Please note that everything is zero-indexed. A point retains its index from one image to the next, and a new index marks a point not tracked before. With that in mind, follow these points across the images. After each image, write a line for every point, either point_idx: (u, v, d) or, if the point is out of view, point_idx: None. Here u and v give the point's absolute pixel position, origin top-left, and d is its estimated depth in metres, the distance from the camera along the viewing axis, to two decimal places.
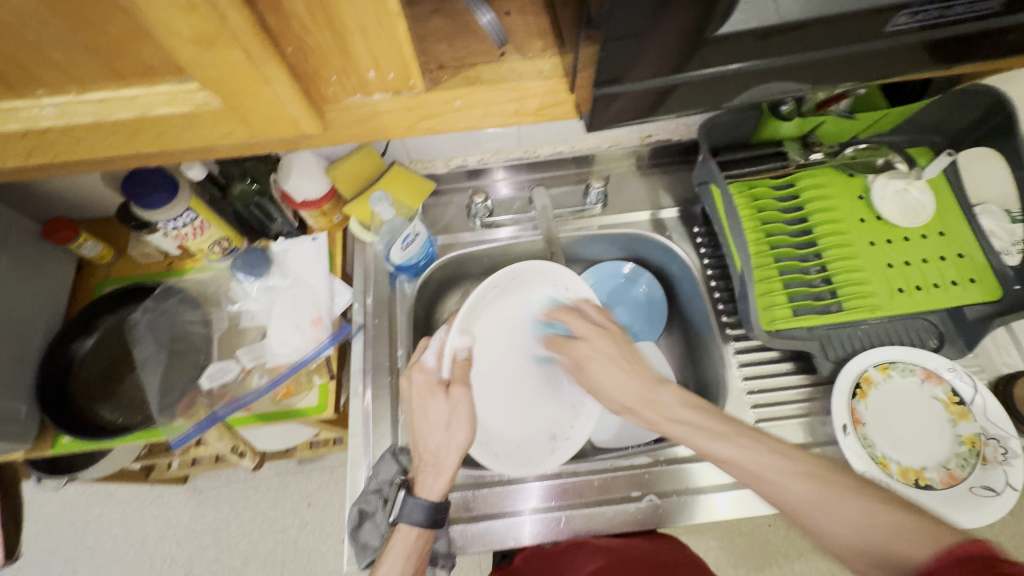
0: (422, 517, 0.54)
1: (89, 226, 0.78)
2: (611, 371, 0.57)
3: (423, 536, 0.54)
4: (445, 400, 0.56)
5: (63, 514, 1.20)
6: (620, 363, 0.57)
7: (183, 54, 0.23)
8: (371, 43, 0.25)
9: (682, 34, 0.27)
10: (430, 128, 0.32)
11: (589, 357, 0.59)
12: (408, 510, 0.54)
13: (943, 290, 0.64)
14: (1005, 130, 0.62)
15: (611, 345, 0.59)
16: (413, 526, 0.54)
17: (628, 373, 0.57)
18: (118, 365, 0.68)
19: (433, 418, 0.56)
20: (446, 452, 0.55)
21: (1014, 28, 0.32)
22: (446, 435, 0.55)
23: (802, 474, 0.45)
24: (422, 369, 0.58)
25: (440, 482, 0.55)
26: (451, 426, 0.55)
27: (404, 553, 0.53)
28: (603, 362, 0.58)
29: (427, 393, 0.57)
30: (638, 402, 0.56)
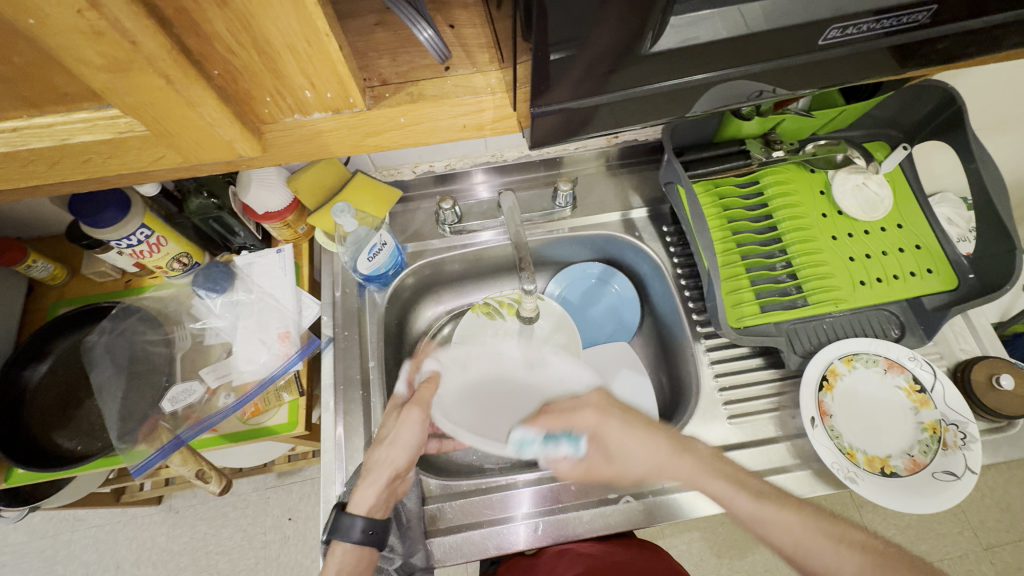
0: (358, 534, 0.51)
1: (40, 245, 0.75)
2: (632, 434, 0.54)
3: (360, 556, 0.52)
4: (396, 420, 0.59)
5: (30, 543, 1.16)
6: (636, 424, 0.55)
7: (99, 82, 0.22)
8: (303, 65, 0.25)
9: (618, 46, 0.27)
10: (377, 145, 0.32)
11: (601, 424, 0.56)
12: (344, 527, 0.51)
13: (903, 281, 0.66)
14: (955, 125, 0.64)
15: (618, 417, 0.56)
16: (346, 544, 0.51)
17: (648, 433, 0.54)
18: (75, 391, 0.65)
19: (385, 434, 0.58)
20: (380, 464, 0.55)
21: (943, 37, 0.33)
22: (395, 450, 0.56)
23: (823, 528, 0.45)
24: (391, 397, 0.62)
25: (370, 494, 0.53)
26: (392, 443, 0.56)
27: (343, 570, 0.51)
28: (621, 430, 0.55)
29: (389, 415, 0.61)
30: (669, 456, 0.52)
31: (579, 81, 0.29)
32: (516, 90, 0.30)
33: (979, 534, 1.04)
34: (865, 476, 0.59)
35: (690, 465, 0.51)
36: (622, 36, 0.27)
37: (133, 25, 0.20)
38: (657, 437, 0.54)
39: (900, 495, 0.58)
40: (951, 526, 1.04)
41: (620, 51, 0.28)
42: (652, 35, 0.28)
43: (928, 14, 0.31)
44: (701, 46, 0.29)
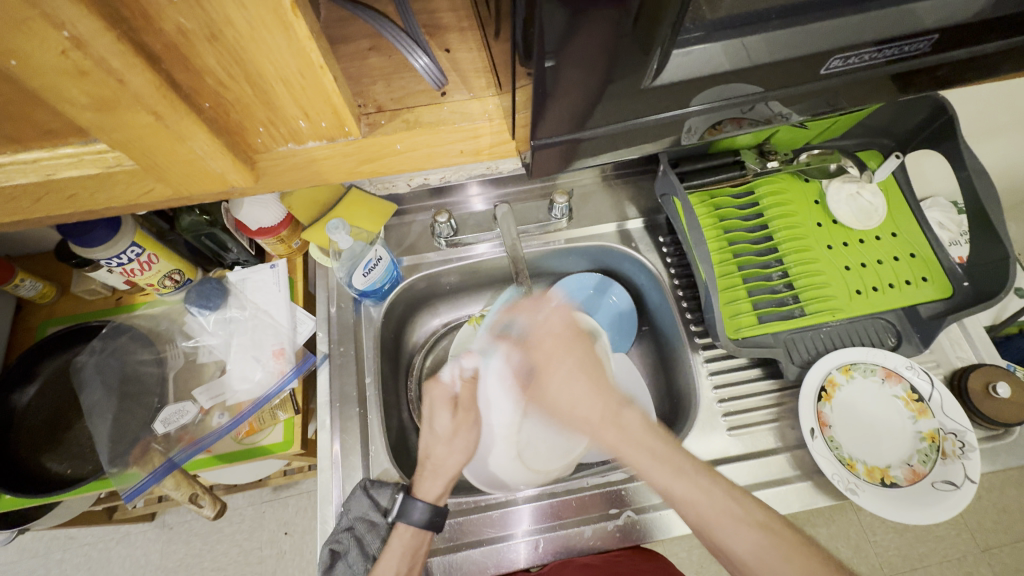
0: (421, 518, 0.56)
1: (29, 263, 0.73)
2: (575, 382, 0.57)
3: (420, 540, 0.56)
4: (449, 418, 0.63)
5: (21, 562, 1.13)
6: (585, 374, 0.57)
7: (84, 119, 0.22)
8: (297, 96, 0.24)
9: (615, 73, 0.27)
10: (373, 171, 0.31)
11: (552, 364, 0.59)
12: (408, 509, 0.56)
13: (898, 289, 0.66)
14: (948, 135, 0.64)
15: (574, 358, 0.59)
16: (410, 526, 0.56)
17: (592, 388, 0.56)
18: (64, 413, 0.63)
19: (439, 429, 0.62)
20: (447, 460, 0.60)
21: (943, 64, 0.33)
22: (448, 451, 0.61)
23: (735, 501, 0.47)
24: (438, 383, 0.65)
25: (436, 486, 0.59)
26: (450, 442, 0.61)
27: (399, 552, 0.55)
28: (565, 378, 0.57)
29: (439, 406, 0.64)
30: (600, 420, 0.54)
31: (579, 110, 0.29)
32: (514, 117, 0.30)
33: (977, 536, 1.04)
34: (865, 487, 0.59)
35: (613, 437, 0.53)
36: (626, 69, 0.27)
37: (120, 64, 0.19)
38: (599, 396, 0.56)
39: (900, 505, 0.58)
40: (947, 528, 1.05)
41: (625, 80, 0.28)
42: (657, 64, 0.28)
43: (929, 43, 0.31)
44: (704, 76, 0.29)
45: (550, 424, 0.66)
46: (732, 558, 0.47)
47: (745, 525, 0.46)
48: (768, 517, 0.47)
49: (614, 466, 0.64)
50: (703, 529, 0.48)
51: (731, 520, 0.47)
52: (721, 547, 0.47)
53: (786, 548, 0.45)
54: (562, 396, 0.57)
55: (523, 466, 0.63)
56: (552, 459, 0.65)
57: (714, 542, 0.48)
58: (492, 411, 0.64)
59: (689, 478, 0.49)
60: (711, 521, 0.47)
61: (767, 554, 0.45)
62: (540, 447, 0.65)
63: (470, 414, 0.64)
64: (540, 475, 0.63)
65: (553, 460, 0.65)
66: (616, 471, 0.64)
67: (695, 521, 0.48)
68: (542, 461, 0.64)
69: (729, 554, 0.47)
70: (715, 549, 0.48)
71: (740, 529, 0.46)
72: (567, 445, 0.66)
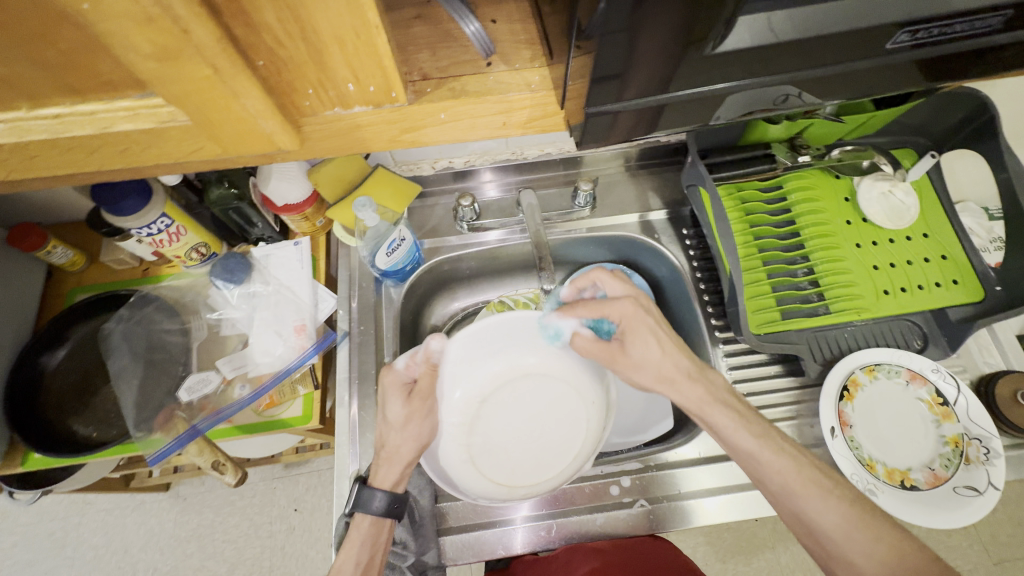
0: (380, 506, 0.53)
1: (59, 231, 0.75)
2: (662, 340, 0.56)
3: (379, 527, 0.55)
4: (405, 403, 0.56)
5: (40, 524, 1.17)
6: (664, 335, 0.57)
7: (145, 70, 0.22)
8: (349, 57, 0.24)
9: (668, 44, 0.26)
10: (414, 139, 0.32)
11: (632, 321, 0.57)
12: (365, 499, 0.54)
13: (929, 291, 0.65)
14: (988, 133, 0.62)
15: (648, 326, 0.57)
16: (367, 516, 0.54)
17: (670, 350, 0.56)
18: (92, 378, 0.65)
19: (390, 417, 0.56)
20: (403, 448, 0.56)
21: (1008, 45, 0.32)
22: (401, 438, 0.56)
23: (816, 477, 0.48)
24: (391, 369, 0.56)
25: (393, 473, 0.55)
26: (404, 428, 0.56)
27: (359, 539, 0.53)
28: (648, 339, 0.57)
29: (392, 394, 0.56)
30: (688, 378, 0.55)
31: (621, 83, 0.29)
32: (561, 88, 0.30)
33: (988, 549, 1.03)
34: (885, 488, 0.58)
35: (701, 393, 0.54)
36: (674, 43, 0.26)
37: (185, 13, 0.20)
38: (684, 356, 0.56)
39: (920, 509, 0.57)
40: (959, 539, 1.03)
41: (674, 53, 0.27)
42: (711, 38, 0.27)
43: (1001, 20, 0.30)
44: (757, 46, 0.29)
45: (517, 433, 0.61)
46: (814, 531, 0.47)
47: (834, 497, 0.46)
48: (857, 494, 0.47)
49: (630, 456, 0.64)
50: (784, 498, 0.48)
51: (818, 490, 0.47)
52: (801, 518, 0.48)
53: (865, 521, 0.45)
54: (646, 357, 0.57)
55: (477, 473, 0.59)
56: (518, 472, 0.60)
57: (797, 511, 0.48)
58: (447, 408, 0.59)
59: (774, 445, 0.50)
60: (794, 491, 0.48)
61: (854, 528, 0.45)
62: (503, 456, 0.60)
63: (427, 402, 0.57)
64: (502, 486, 0.60)
65: (518, 471, 0.60)
66: (631, 461, 0.64)
67: (777, 490, 0.49)
68: (504, 471, 0.60)
69: (810, 525, 0.47)
70: (793, 518, 0.49)
71: (827, 501, 0.46)
72: (538, 457, 0.60)
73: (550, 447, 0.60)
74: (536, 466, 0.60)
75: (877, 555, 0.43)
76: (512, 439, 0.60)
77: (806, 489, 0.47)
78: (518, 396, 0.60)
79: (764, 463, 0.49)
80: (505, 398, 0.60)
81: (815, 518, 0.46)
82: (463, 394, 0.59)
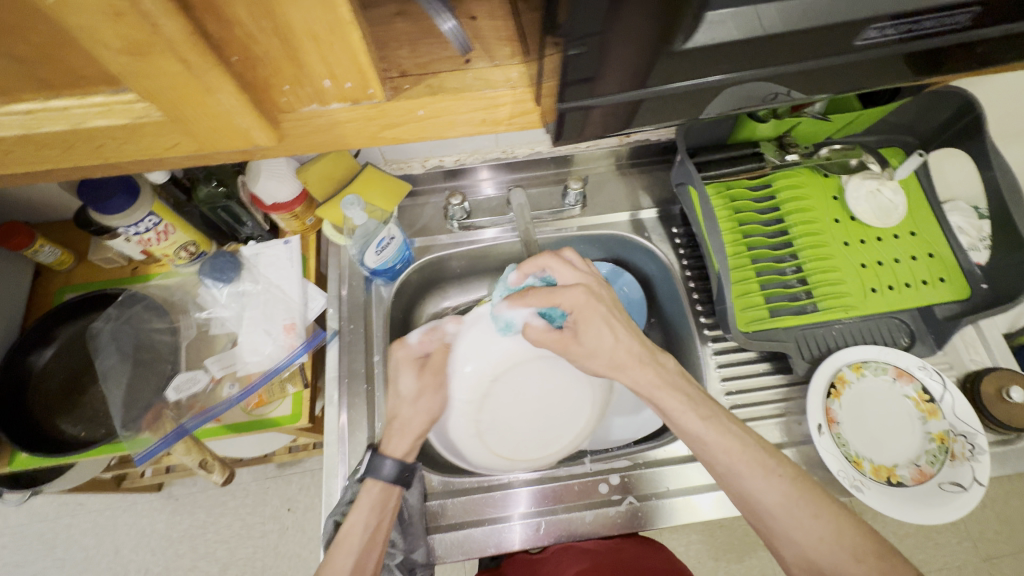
0: (390, 473, 0.56)
1: (48, 230, 0.74)
2: (612, 326, 0.56)
3: (388, 493, 0.57)
4: (416, 378, 0.61)
5: (30, 525, 1.16)
6: (616, 321, 0.56)
7: (117, 65, 0.22)
8: (324, 53, 0.24)
9: (643, 41, 0.26)
10: (394, 137, 0.32)
11: (588, 304, 0.56)
12: (376, 465, 0.56)
13: (915, 289, 0.65)
14: (974, 132, 0.62)
15: (601, 314, 0.56)
16: (378, 481, 0.56)
17: (624, 334, 0.56)
18: (80, 377, 0.65)
19: (403, 390, 0.60)
20: (417, 419, 0.60)
21: (981, 42, 0.33)
22: (414, 410, 0.60)
23: (760, 458, 0.49)
24: (404, 344, 0.61)
25: (405, 442, 0.59)
26: (415, 401, 0.61)
27: (369, 505, 0.55)
28: (600, 323, 0.56)
29: (404, 367, 0.61)
30: (638, 364, 0.55)
31: (600, 81, 0.29)
32: (539, 85, 0.30)
33: (978, 545, 1.03)
34: (871, 485, 0.59)
35: (651, 377, 0.55)
36: (648, 40, 0.27)
37: (155, 8, 0.20)
38: (637, 341, 0.56)
39: (905, 505, 0.57)
40: (950, 536, 1.04)
41: (648, 50, 0.27)
42: (683, 32, 0.27)
43: (969, 16, 0.30)
44: (734, 43, 0.29)
45: (520, 412, 0.67)
46: (756, 508, 0.48)
47: (775, 475, 0.48)
48: (798, 473, 0.48)
49: (619, 453, 0.65)
50: (729, 476, 0.49)
51: (761, 470, 0.48)
52: (745, 497, 0.49)
53: (816, 506, 0.46)
54: (599, 344, 0.56)
55: (483, 446, 0.65)
56: (520, 448, 0.66)
57: (739, 492, 0.49)
58: (457, 385, 0.65)
59: (721, 427, 0.50)
60: (739, 470, 0.49)
61: (794, 505, 0.47)
62: (508, 433, 0.66)
63: (438, 377, 0.63)
64: (504, 460, 0.65)
65: (520, 448, 0.66)
66: (620, 459, 0.64)
67: (723, 470, 0.50)
68: (508, 447, 0.65)
69: (755, 502, 0.48)
70: (737, 497, 0.50)
71: (771, 480, 0.48)
72: (540, 437, 0.66)
73: (556, 427, 0.67)
74: (537, 445, 0.66)
75: (819, 532, 0.45)
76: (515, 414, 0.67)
77: (762, 477, 0.48)
78: (525, 376, 0.67)
79: (705, 438, 0.50)
80: (508, 380, 0.66)
81: (756, 496, 0.48)
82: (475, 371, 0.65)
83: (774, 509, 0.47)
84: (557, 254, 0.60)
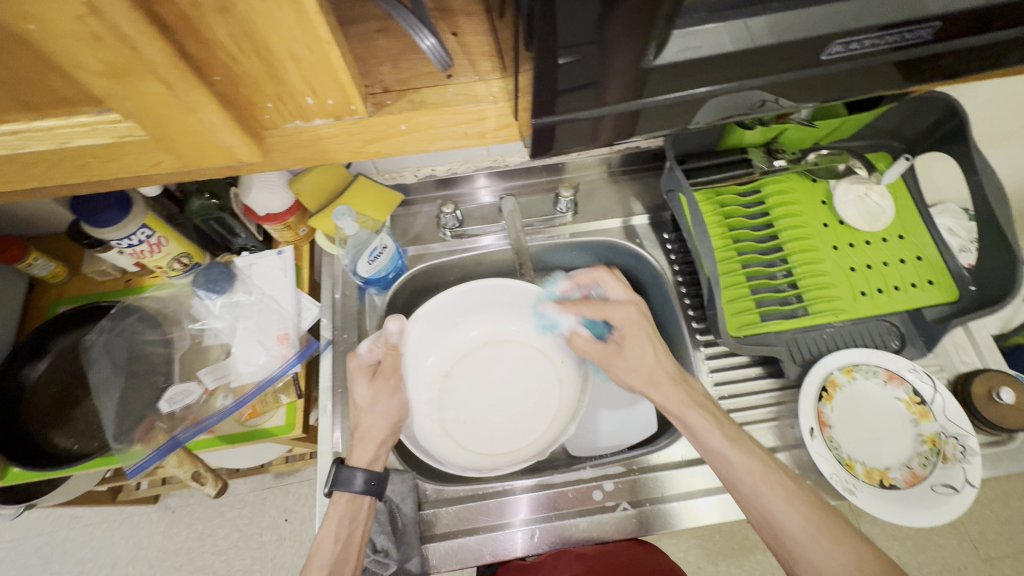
0: (360, 485, 0.56)
1: (42, 244, 0.75)
2: (654, 348, 0.60)
3: (357, 504, 0.58)
4: (369, 385, 0.61)
5: (27, 539, 1.15)
6: (659, 344, 0.60)
7: (100, 88, 0.23)
8: (304, 71, 0.25)
9: (616, 54, 0.27)
10: (378, 151, 0.33)
11: (632, 322, 0.61)
12: (345, 478, 0.56)
13: (904, 292, 0.66)
14: (959, 137, 0.63)
15: (646, 332, 0.61)
16: (346, 494, 0.57)
17: (661, 354, 0.60)
18: (74, 390, 0.65)
19: (359, 399, 0.61)
20: (377, 424, 0.60)
21: (946, 54, 0.33)
22: (375, 416, 0.60)
23: (784, 483, 0.50)
24: (354, 355, 0.61)
25: (367, 451, 0.59)
26: (377, 403, 0.61)
27: (336, 520, 0.56)
28: (641, 343, 0.60)
29: (358, 375, 0.62)
30: (670, 382, 0.58)
31: (577, 94, 0.30)
32: (517, 99, 0.31)
33: (978, 547, 1.03)
34: (863, 488, 0.59)
35: (682, 396, 0.56)
36: (621, 55, 0.27)
37: (135, 33, 0.20)
38: (670, 361, 0.59)
39: (898, 508, 0.57)
40: (948, 537, 1.04)
41: (623, 66, 0.28)
42: (654, 46, 0.28)
43: (931, 30, 0.31)
44: (707, 56, 0.29)
45: (483, 402, 0.70)
46: (776, 532, 0.49)
47: (797, 501, 0.49)
48: (815, 497, 0.49)
49: (614, 459, 0.65)
50: (750, 499, 0.50)
51: (785, 495, 0.49)
52: (768, 519, 0.49)
53: (834, 530, 0.47)
54: (638, 360, 0.60)
55: (455, 444, 0.67)
56: (496, 441, 0.68)
57: (761, 515, 0.50)
58: (412, 388, 0.68)
59: (749, 451, 0.51)
60: (763, 493, 0.49)
61: (815, 532, 0.47)
62: (479, 427, 0.68)
63: (389, 381, 0.62)
64: (486, 456, 0.67)
65: (498, 440, 0.68)
66: (615, 464, 0.64)
67: (746, 491, 0.50)
68: (485, 441, 0.68)
69: (775, 528, 0.49)
70: (758, 520, 0.50)
71: (791, 503, 0.49)
72: (514, 427, 0.69)
73: (527, 418, 0.69)
74: (504, 434, 0.68)
75: (841, 559, 0.45)
76: (481, 408, 0.69)
77: (787, 504, 0.49)
78: (481, 361, 0.71)
79: (725, 456, 0.52)
80: (465, 373, 0.71)
81: (775, 519, 0.49)
82: (436, 363, 0.70)
83: (795, 539, 0.47)
84: (608, 272, 0.64)
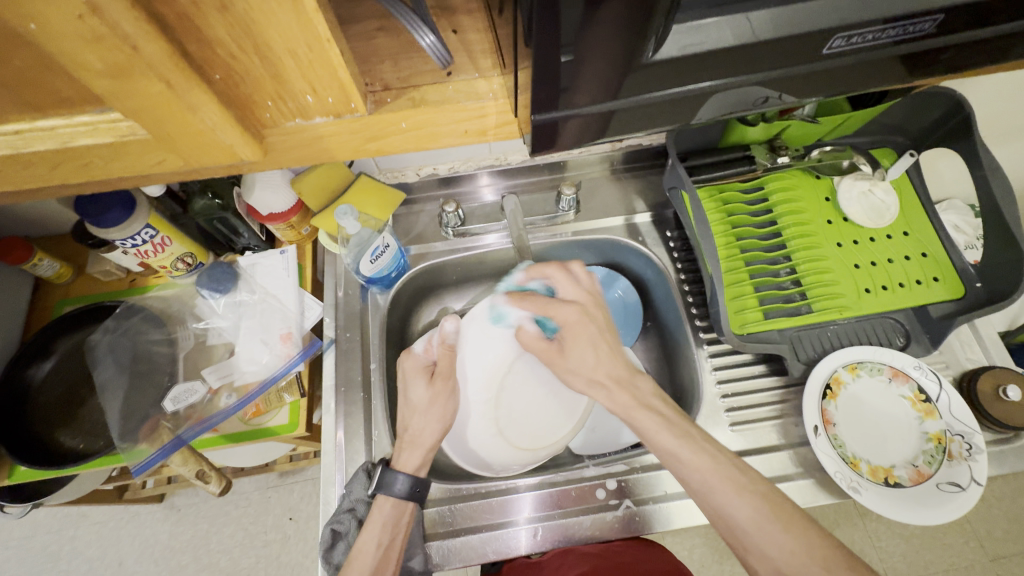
0: (402, 489, 0.55)
1: (47, 244, 0.75)
2: (598, 349, 0.57)
3: (401, 510, 0.56)
4: (427, 387, 0.60)
5: (35, 538, 1.16)
6: (604, 345, 0.57)
7: (101, 87, 0.23)
8: (304, 70, 0.26)
9: (614, 49, 0.27)
10: (378, 149, 0.33)
11: (581, 323, 0.58)
12: (388, 481, 0.55)
13: (909, 289, 0.66)
14: (964, 132, 0.63)
15: (591, 333, 0.58)
16: (390, 498, 0.55)
17: (612, 355, 0.57)
18: (78, 390, 0.65)
19: (414, 399, 0.59)
20: (428, 430, 0.58)
21: (948, 48, 0.33)
22: (424, 420, 0.58)
23: (732, 475, 0.48)
24: (410, 355, 0.62)
25: (415, 457, 0.57)
26: (426, 412, 0.58)
27: (381, 522, 0.54)
28: (588, 344, 0.57)
29: (414, 376, 0.60)
30: (617, 384, 0.55)
31: (576, 90, 0.30)
32: (516, 96, 0.31)
33: (985, 546, 1.02)
34: (869, 486, 0.58)
35: (627, 399, 0.54)
36: (620, 50, 0.27)
37: (135, 31, 0.20)
38: (619, 364, 0.56)
39: (904, 506, 0.57)
40: (955, 537, 1.03)
41: (621, 61, 0.28)
42: (653, 41, 0.28)
43: (933, 24, 0.31)
44: (708, 51, 0.29)
45: (531, 399, 0.66)
46: (732, 529, 0.47)
47: (746, 493, 0.46)
48: (770, 491, 0.47)
49: (616, 458, 0.64)
50: (703, 494, 0.48)
51: (735, 487, 0.47)
52: (718, 513, 0.48)
53: (787, 523, 0.45)
54: (583, 362, 0.57)
55: (505, 442, 0.64)
56: (538, 436, 0.65)
57: (714, 509, 0.48)
58: (469, 387, 0.65)
59: (697, 445, 0.49)
60: (713, 485, 0.47)
61: (766, 526, 0.45)
62: (524, 423, 0.65)
63: (448, 383, 0.60)
64: (526, 451, 0.64)
65: (540, 436, 0.65)
66: (617, 463, 0.64)
67: (699, 488, 0.48)
68: (529, 438, 0.65)
69: (727, 522, 0.47)
70: (714, 517, 0.48)
71: (740, 497, 0.46)
72: (552, 421, 0.66)
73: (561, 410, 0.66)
74: (544, 431, 0.65)
75: (790, 546, 0.43)
76: (526, 403, 0.66)
77: (739, 496, 0.46)
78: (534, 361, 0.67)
79: (682, 466, 0.49)
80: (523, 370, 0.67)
81: (726, 513, 0.47)
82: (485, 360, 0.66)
83: (747, 525, 0.46)
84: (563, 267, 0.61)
